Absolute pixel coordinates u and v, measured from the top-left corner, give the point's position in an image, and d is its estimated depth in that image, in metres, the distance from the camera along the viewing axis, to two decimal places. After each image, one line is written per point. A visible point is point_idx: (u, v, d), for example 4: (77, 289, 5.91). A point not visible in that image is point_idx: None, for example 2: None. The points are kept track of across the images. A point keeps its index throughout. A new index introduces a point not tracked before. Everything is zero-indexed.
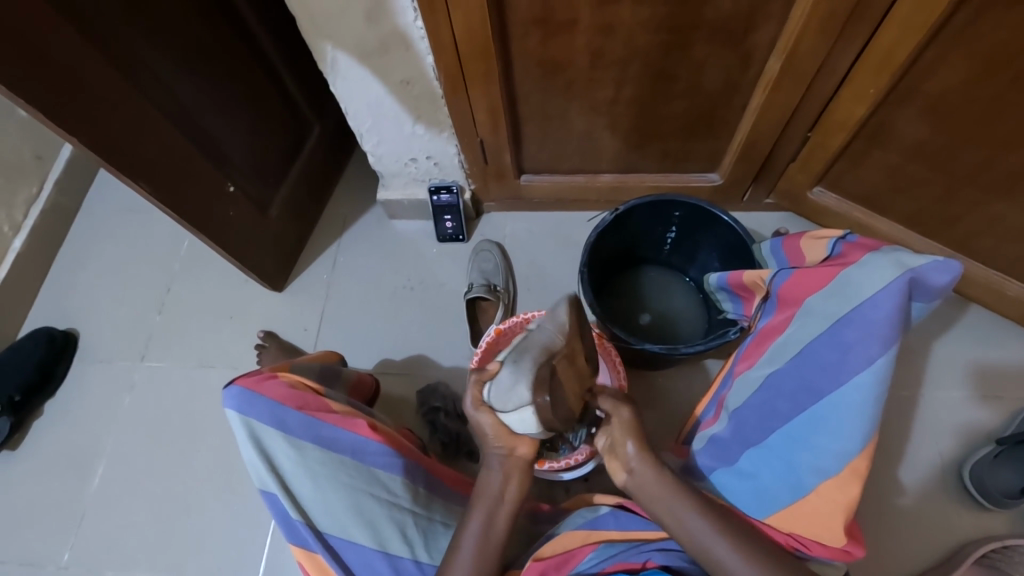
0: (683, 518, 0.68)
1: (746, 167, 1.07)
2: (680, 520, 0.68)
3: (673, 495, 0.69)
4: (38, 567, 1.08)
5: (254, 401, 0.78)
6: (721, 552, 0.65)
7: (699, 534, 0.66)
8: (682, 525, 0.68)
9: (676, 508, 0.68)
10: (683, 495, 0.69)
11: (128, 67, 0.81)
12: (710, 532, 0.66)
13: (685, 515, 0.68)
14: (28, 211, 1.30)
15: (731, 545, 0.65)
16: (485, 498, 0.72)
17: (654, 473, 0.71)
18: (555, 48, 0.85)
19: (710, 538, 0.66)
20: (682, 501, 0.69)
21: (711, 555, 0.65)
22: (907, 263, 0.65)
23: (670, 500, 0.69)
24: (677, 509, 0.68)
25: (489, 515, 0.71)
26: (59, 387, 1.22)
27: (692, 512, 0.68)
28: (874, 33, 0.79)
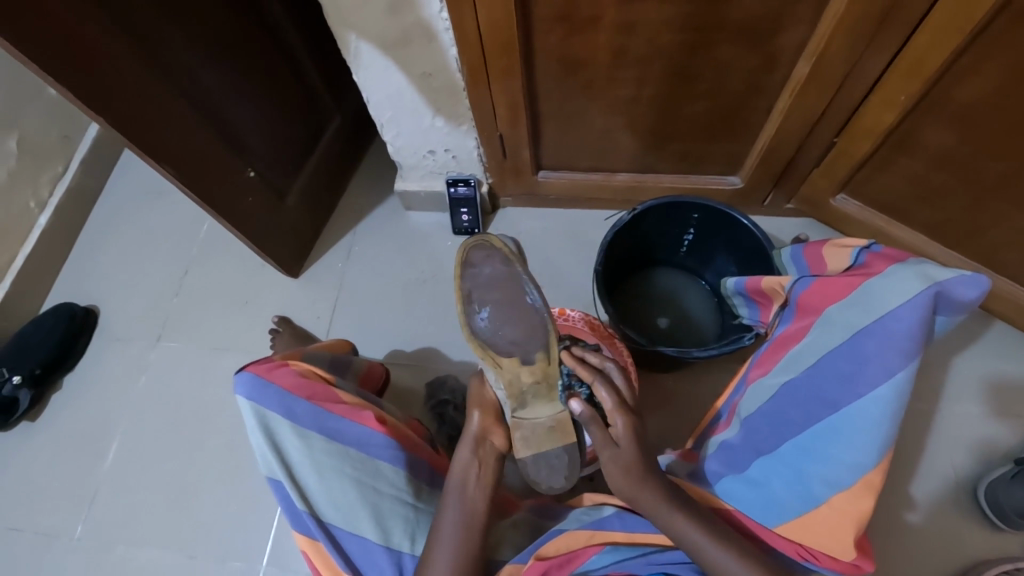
0: (685, 532, 0.67)
1: (768, 171, 1.06)
2: (683, 532, 0.68)
3: (674, 510, 0.69)
4: (53, 537, 1.11)
5: (264, 388, 0.79)
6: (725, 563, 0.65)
7: (704, 547, 0.66)
8: (683, 537, 0.68)
9: (677, 523, 0.68)
10: (686, 509, 0.69)
11: (154, 51, 0.82)
12: (716, 548, 0.66)
13: (684, 527, 0.68)
14: (53, 189, 1.32)
15: (734, 557, 0.65)
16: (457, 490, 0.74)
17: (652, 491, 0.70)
18: (578, 45, 0.84)
19: (711, 550, 0.66)
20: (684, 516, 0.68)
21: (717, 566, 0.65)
22: (933, 275, 0.62)
23: (668, 514, 0.69)
24: (679, 525, 0.68)
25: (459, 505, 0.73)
26: (78, 363, 1.25)
27: (695, 526, 0.68)
28: (908, 37, 0.77)
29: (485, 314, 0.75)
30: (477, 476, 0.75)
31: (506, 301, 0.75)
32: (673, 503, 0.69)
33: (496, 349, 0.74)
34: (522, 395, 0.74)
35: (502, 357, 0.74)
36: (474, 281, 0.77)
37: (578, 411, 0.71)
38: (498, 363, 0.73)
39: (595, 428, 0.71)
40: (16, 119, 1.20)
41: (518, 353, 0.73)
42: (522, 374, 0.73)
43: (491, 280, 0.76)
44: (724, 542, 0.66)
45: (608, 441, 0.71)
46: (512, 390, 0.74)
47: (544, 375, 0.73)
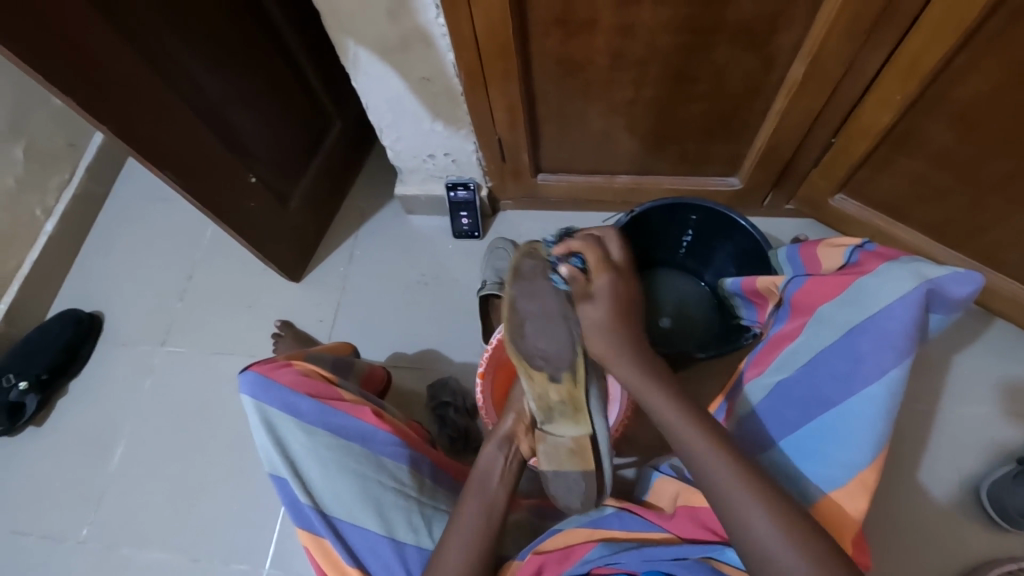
0: (745, 512, 0.59)
1: (766, 172, 1.06)
2: (744, 514, 0.59)
3: (739, 487, 0.60)
4: (59, 540, 1.12)
5: (267, 385, 0.80)
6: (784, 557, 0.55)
7: (764, 537, 0.57)
8: (740, 520, 0.59)
9: (740, 502, 0.59)
10: (754, 488, 0.60)
11: (157, 59, 0.84)
12: (760, 513, 0.58)
13: (745, 508, 0.59)
14: (60, 196, 1.34)
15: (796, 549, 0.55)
16: (475, 491, 0.76)
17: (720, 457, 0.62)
18: (575, 49, 0.85)
19: (764, 529, 0.57)
20: (750, 495, 0.59)
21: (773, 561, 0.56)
22: (926, 273, 0.65)
23: (733, 491, 0.60)
24: (742, 505, 0.59)
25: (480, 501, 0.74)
26: (84, 367, 1.26)
27: (761, 509, 0.58)
28: (902, 38, 0.77)
29: (523, 324, 0.76)
30: (500, 471, 0.79)
31: (548, 316, 0.77)
32: (743, 480, 0.61)
33: (531, 360, 0.74)
34: (548, 409, 0.76)
35: (533, 368, 0.74)
36: (519, 283, 0.79)
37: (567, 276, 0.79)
38: (531, 374, 0.74)
39: (579, 287, 0.78)
40: (22, 127, 1.21)
41: (550, 368, 0.73)
42: (550, 389, 0.74)
43: (531, 286, 0.79)
44: (792, 532, 0.56)
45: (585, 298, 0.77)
46: (541, 404, 0.76)
47: (572, 396, 0.74)
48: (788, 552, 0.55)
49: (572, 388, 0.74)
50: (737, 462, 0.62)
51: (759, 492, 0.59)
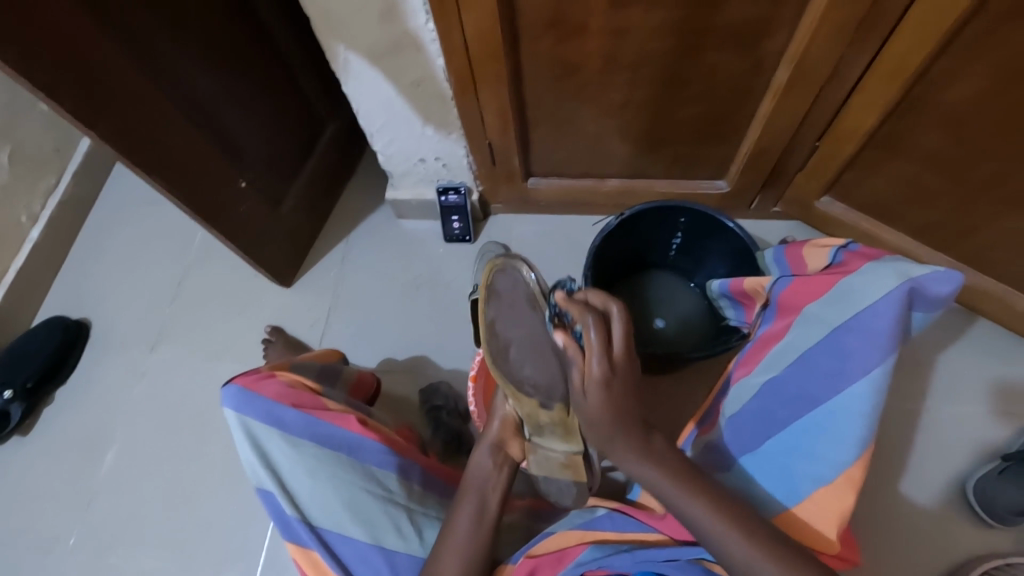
0: (721, 540, 0.61)
1: (754, 175, 1.07)
2: (719, 541, 0.61)
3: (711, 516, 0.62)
4: (46, 551, 1.10)
5: (250, 399, 0.79)
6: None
7: (727, 544, 0.60)
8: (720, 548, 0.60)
9: (715, 531, 0.61)
10: (727, 515, 0.62)
11: (147, 64, 0.84)
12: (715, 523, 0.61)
13: (720, 534, 0.61)
14: (46, 201, 1.32)
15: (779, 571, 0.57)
16: (472, 490, 0.74)
17: (684, 489, 0.64)
18: (565, 53, 0.86)
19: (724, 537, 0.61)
20: (723, 523, 0.61)
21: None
22: (909, 272, 0.65)
23: (705, 521, 0.62)
24: (716, 534, 0.61)
25: (478, 501, 0.73)
26: (71, 375, 1.25)
27: (735, 536, 0.60)
28: (886, 42, 0.79)
29: (508, 350, 0.80)
30: (495, 476, 0.76)
31: (534, 344, 0.81)
32: (714, 508, 0.62)
33: (520, 387, 0.78)
34: (539, 427, 0.80)
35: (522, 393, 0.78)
36: (495, 306, 0.82)
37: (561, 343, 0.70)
38: (520, 399, 0.78)
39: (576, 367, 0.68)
40: (8, 132, 1.20)
41: (541, 397, 0.79)
42: (540, 413, 0.79)
43: (511, 312, 0.83)
44: (769, 555, 0.59)
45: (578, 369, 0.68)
46: (530, 422, 0.80)
47: (562, 419, 0.80)
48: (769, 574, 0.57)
49: (559, 411, 0.79)
50: (699, 490, 0.64)
51: (731, 520, 0.61)
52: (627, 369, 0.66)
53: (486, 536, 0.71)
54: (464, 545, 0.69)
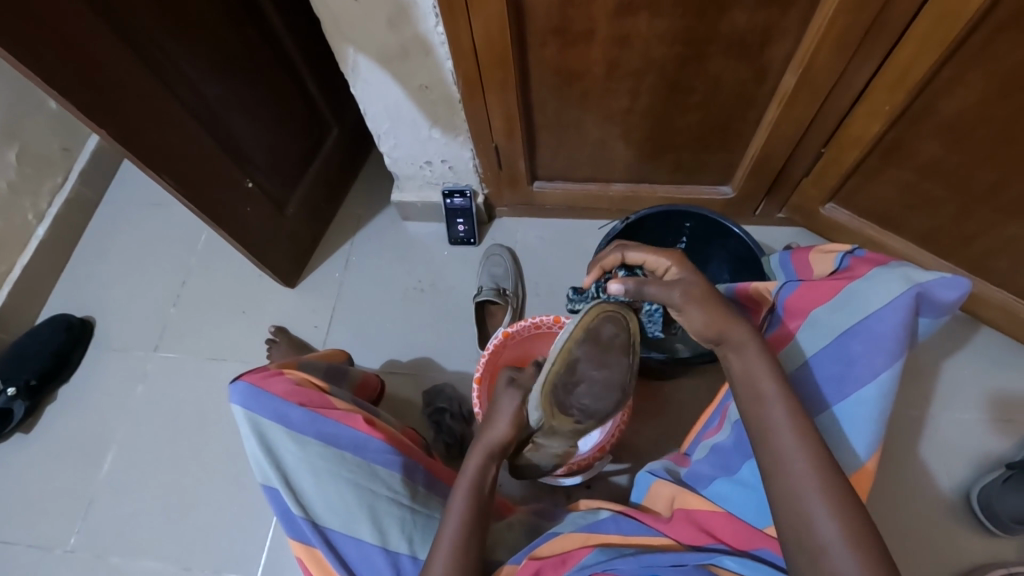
0: (796, 482, 0.55)
1: (759, 180, 1.07)
2: (793, 480, 0.55)
3: (799, 455, 0.56)
4: (46, 550, 1.10)
5: (258, 396, 0.80)
6: (827, 535, 0.52)
7: (811, 514, 0.54)
8: (790, 490, 0.55)
9: (799, 470, 0.55)
10: (819, 463, 0.56)
11: (156, 64, 0.84)
12: (812, 486, 0.54)
13: (797, 476, 0.55)
14: (52, 200, 1.33)
15: (841, 528, 0.52)
16: (462, 487, 0.70)
17: (792, 420, 0.58)
18: (571, 59, 0.86)
19: (813, 505, 0.54)
20: (810, 467, 0.55)
21: (810, 535, 0.53)
22: (915, 277, 0.66)
23: (795, 461, 0.56)
24: (798, 473, 0.55)
25: (471, 499, 0.69)
26: (74, 373, 1.25)
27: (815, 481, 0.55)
28: (890, 51, 0.79)
29: (578, 383, 0.76)
30: (491, 479, 0.71)
31: (604, 378, 0.78)
32: (811, 453, 0.56)
33: (564, 408, 0.76)
34: (553, 432, 0.78)
35: (564, 412, 0.76)
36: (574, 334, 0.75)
37: (619, 289, 0.72)
38: (554, 414, 0.75)
39: (648, 284, 0.70)
40: (16, 131, 1.21)
41: (578, 416, 0.78)
42: (568, 426, 0.77)
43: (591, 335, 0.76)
44: (839, 510, 0.53)
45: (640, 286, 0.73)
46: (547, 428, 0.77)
47: (579, 430, 0.80)
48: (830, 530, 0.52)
49: (582, 425, 0.79)
50: (810, 428, 0.58)
51: (818, 465, 0.55)
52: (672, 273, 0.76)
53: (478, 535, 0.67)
54: (452, 548, 0.66)
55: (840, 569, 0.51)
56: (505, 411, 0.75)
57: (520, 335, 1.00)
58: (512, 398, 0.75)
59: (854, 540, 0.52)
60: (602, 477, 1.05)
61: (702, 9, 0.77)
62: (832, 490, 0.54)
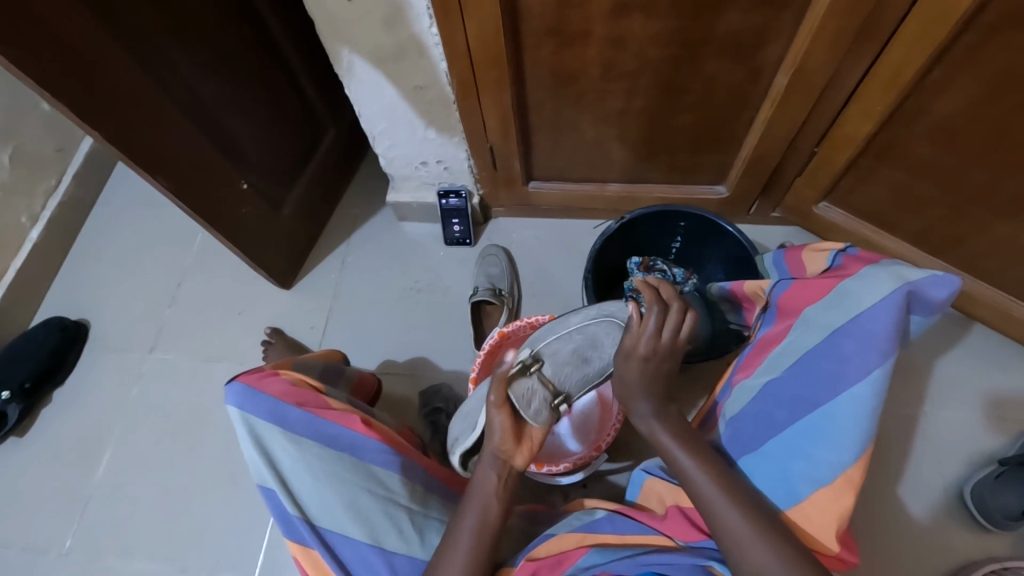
0: (726, 518, 0.64)
1: (753, 180, 1.08)
2: (721, 517, 0.64)
3: (721, 494, 0.65)
4: (41, 553, 1.10)
5: (254, 396, 0.79)
6: (758, 554, 0.61)
7: (735, 528, 0.63)
8: (721, 525, 0.64)
9: (715, 500, 0.65)
10: (733, 493, 0.65)
11: (150, 66, 0.84)
12: (724, 502, 0.65)
13: (724, 513, 0.64)
14: (47, 202, 1.32)
15: (772, 552, 0.60)
16: (479, 494, 0.71)
17: (692, 455, 0.69)
18: (567, 59, 0.87)
19: (732, 521, 0.63)
20: (716, 488, 0.66)
21: (736, 544, 0.62)
22: (907, 276, 0.67)
23: (721, 502, 0.65)
24: (718, 503, 0.65)
25: (483, 508, 0.70)
26: (69, 375, 1.24)
27: (739, 514, 0.64)
28: (882, 50, 0.80)
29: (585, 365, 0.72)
30: (495, 488, 0.71)
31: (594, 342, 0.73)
32: (731, 493, 0.66)
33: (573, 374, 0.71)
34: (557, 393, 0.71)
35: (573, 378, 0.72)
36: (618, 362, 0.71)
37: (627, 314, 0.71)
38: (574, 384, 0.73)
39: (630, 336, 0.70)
40: (9, 132, 1.20)
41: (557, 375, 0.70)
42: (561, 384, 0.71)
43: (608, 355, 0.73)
44: (750, 517, 0.63)
45: (625, 356, 0.70)
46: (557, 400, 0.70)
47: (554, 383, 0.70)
48: (763, 556, 0.60)
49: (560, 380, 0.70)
50: (707, 458, 0.69)
51: (724, 485, 0.66)
52: (680, 352, 0.71)
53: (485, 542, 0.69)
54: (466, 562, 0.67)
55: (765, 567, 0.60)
56: (495, 428, 0.69)
57: (517, 336, 0.98)
58: (502, 411, 0.68)
59: (780, 543, 0.61)
60: (599, 476, 1.05)
61: (695, 10, 0.77)
62: (740, 506, 0.64)
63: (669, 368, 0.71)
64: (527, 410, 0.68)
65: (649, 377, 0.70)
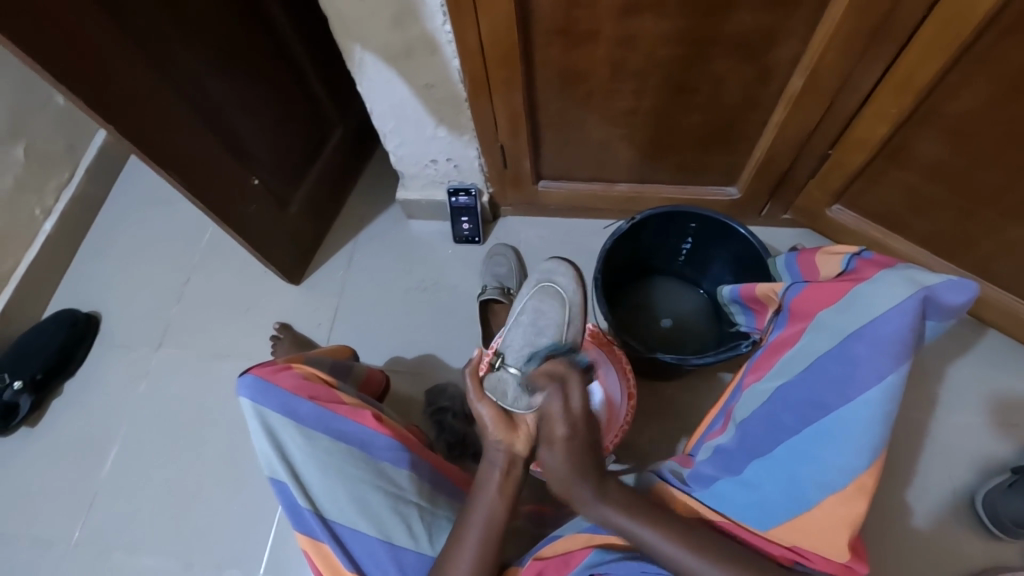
0: None
1: (764, 182, 1.07)
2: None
3: (695, 556, 0.65)
4: (51, 544, 1.11)
5: (267, 389, 0.79)
6: None
7: None
8: None
9: (691, 564, 0.65)
10: (707, 552, 0.66)
11: (162, 62, 0.84)
12: (703, 563, 0.65)
13: (699, 572, 0.64)
14: (59, 196, 1.34)
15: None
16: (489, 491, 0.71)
17: (649, 522, 0.68)
18: (577, 59, 0.86)
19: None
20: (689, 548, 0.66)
21: None
22: (921, 280, 0.65)
23: (692, 560, 0.65)
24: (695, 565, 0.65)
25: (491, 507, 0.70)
26: (80, 368, 1.26)
27: (713, 568, 0.64)
28: (897, 53, 0.79)
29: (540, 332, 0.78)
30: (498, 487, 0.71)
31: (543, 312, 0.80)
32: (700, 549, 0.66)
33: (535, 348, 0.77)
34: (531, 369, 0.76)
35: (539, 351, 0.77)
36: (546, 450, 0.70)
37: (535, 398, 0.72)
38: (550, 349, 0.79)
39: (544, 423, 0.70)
40: (23, 127, 1.21)
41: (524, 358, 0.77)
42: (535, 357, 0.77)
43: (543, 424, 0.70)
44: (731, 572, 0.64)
45: (548, 443, 0.70)
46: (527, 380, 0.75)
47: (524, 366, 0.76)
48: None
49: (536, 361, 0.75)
50: (665, 522, 0.68)
51: (696, 546, 0.66)
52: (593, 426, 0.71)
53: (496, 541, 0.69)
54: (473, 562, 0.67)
55: None
56: (486, 423, 0.74)
57: None
58: (483, 403, 0.73)
59: None
60: None
61: (708, 10, 0.76)
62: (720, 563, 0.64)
63: (592, 439, 0.70)
64: (506, 399, 0.74)
65: (580, 456, 0.69)
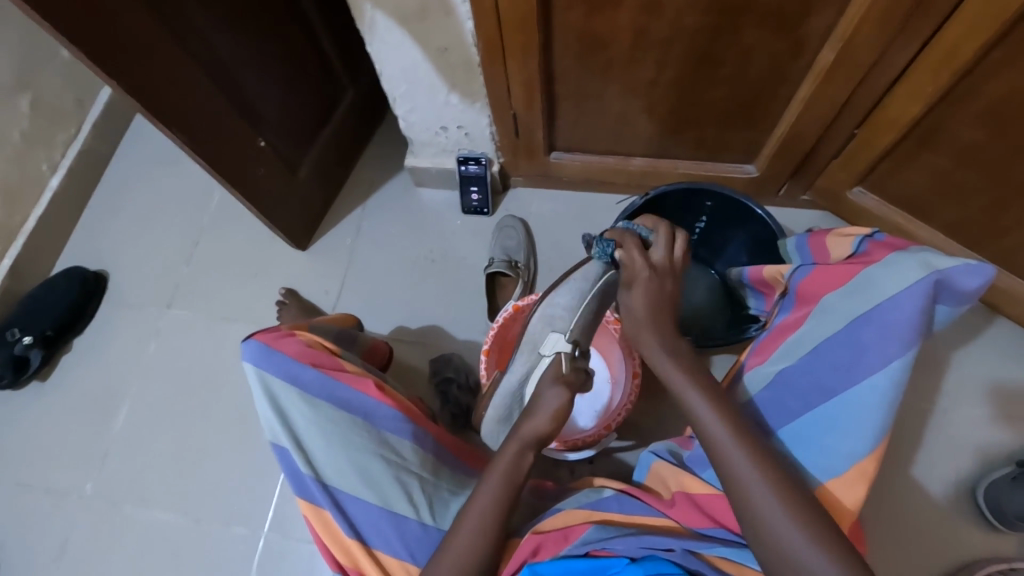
0: (757, 495, 0.59)
1: (785, 163, 1.04)
2: (753, 495, 0.60)
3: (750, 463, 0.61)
4: (62, 495, 1.14)
5: (270, 355, 0.79)
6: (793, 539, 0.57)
7: (766, 508, 0.59)
8: (751, 507, 0.59)
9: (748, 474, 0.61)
10: (763, 464, 0.61)
11: (168, 16, 0.81)
12: (757, 477, 0.60)
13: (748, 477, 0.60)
14: (66, 152, 1.32)
15: (806, 533, 0.57)
16: (500, 469, 0.68)
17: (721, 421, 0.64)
18: (598, 25, 0.82)
19: (767, 500, 0.59)
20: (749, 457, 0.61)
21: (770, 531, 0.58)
22: (935, 264, 0.63)
23: (753, 476, 0.60)
24: (749, 479, 0.60)
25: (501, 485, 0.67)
26: (89, 325, 1.26)
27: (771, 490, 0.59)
28: (942, 25, 0.74)
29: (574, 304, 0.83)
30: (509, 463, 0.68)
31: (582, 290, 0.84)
32: (762, 467, 0.61)
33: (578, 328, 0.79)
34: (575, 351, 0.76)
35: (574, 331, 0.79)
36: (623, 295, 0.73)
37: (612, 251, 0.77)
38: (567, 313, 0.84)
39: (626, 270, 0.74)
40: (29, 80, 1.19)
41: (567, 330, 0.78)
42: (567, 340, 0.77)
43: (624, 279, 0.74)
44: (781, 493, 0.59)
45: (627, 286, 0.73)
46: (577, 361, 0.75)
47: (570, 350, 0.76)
48: (794, 537, 0.57)
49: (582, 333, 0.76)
50: (739, 423, 0.64)
51: (757, 456, 0.61)
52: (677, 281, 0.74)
53: (497, 509, 0.67)
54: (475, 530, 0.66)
55: (799, 550, 0.56)
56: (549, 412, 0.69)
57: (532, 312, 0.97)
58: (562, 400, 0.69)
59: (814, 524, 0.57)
60: (607, 453, 1.05)
61: None
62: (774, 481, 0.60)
63: (671, 289, 0.72)
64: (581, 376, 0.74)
65: (654, 299, 0.71)
